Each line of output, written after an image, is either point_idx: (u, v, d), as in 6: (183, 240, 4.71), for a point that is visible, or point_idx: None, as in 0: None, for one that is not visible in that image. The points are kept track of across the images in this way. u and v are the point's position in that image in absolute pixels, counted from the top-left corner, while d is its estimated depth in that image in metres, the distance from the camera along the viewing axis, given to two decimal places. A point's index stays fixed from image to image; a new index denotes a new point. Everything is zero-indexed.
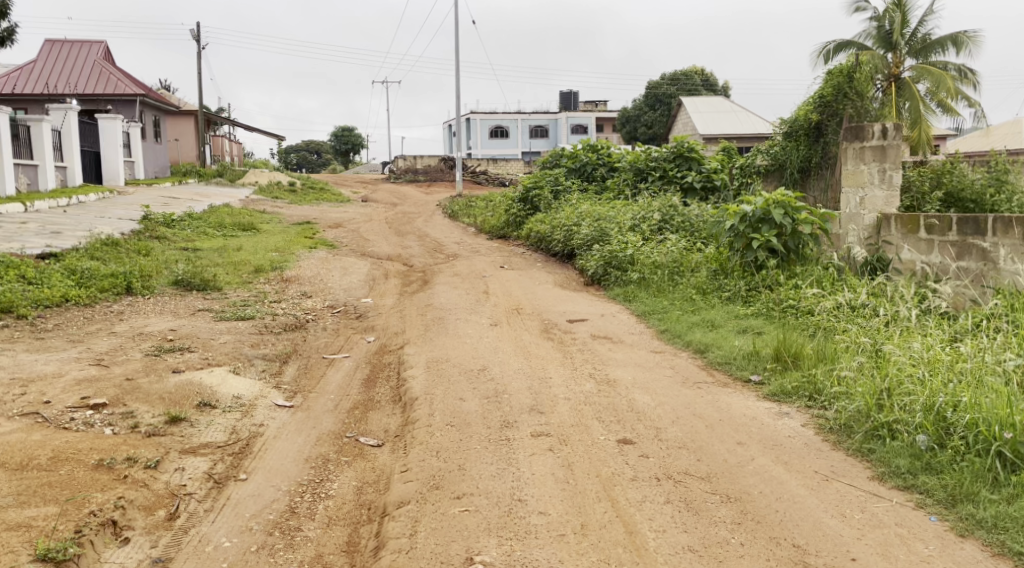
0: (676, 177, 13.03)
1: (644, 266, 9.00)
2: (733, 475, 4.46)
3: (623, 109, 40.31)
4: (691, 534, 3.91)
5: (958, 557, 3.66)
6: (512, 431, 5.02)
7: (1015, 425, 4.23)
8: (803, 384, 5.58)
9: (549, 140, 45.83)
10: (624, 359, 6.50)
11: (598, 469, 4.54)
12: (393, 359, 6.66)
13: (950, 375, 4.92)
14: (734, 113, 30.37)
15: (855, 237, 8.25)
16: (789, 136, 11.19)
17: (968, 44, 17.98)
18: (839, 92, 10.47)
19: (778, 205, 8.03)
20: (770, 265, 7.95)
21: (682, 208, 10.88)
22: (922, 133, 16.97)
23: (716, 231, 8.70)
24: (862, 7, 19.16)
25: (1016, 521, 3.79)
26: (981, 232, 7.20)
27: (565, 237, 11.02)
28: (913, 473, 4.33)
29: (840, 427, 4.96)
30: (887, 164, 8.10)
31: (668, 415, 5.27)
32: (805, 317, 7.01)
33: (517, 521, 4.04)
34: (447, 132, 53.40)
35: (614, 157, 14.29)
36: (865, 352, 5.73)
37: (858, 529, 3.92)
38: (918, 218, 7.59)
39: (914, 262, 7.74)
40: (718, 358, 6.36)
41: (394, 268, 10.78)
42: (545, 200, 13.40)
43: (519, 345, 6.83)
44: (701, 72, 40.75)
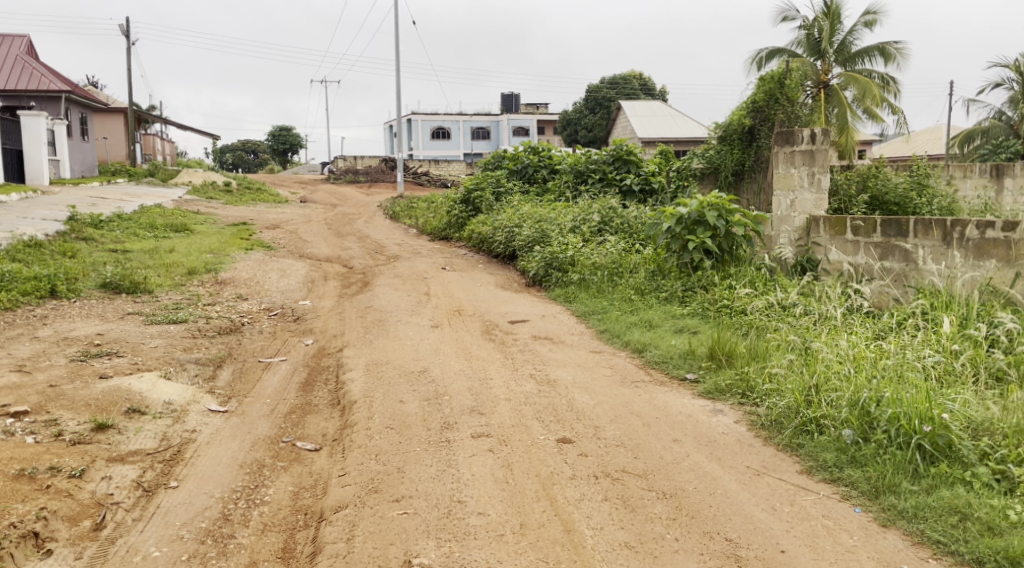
0: (616, 180, 13.17)
1: (584, 267, 9.10)
2: (668, 471, 4.53)
3: (564, 112, 40.56)
4: (629, 531, 3.97)
5: (881, 546, 3.80)
6: (452, 432, 5.02)
7: (934, 419, 4.41)
8: (736, 381, 5.72)
9: (491, 143, 45.93)
10: (565, 359, 6.56)
11: (537, 469, 4.57)
12: (332, 361, 6.59)
13: (874, 371, 5.06)
14: (672, 117, 30.93)
15: (786, 239, 8.47)
16: (723, 140, 11.49)
17: (896, 55, 18.65)
18: (771, 98, 10.80)
19: (712, 207, 8.23)
20: (705, 266, 8.14)
21: (621, 211, 10.98)
22: (849, 139, 17.53)
23: (654, 232, 8.86)
24: (791, 15, 19.70)
25: (935, 511, 3.95)
26: (904, 234, 7.42)
27: (506, 238, 11.05)
28: (839, 466, 4.48)
29: (771, 422, 5.09)
30: (816, 168, 8.38)
31: (606, 414, 5.33)
32: (738, 317, 7.19)
33: (456, 522, 4.04)
34: (389, 133, 52.97)
35: (554, 159, 14.35)
36: (794, 350, 5.88)
37: (788, 521, 4.03)
38: (845, 220, 7.84)
39: (840, 262, 7.99)
40: (656, 358, 6.47)
41: (333, 269, 10.65)
42: (487, 202, 13.42)
43: (460, 347, 6.83)
44: (640, 75, 41.32)
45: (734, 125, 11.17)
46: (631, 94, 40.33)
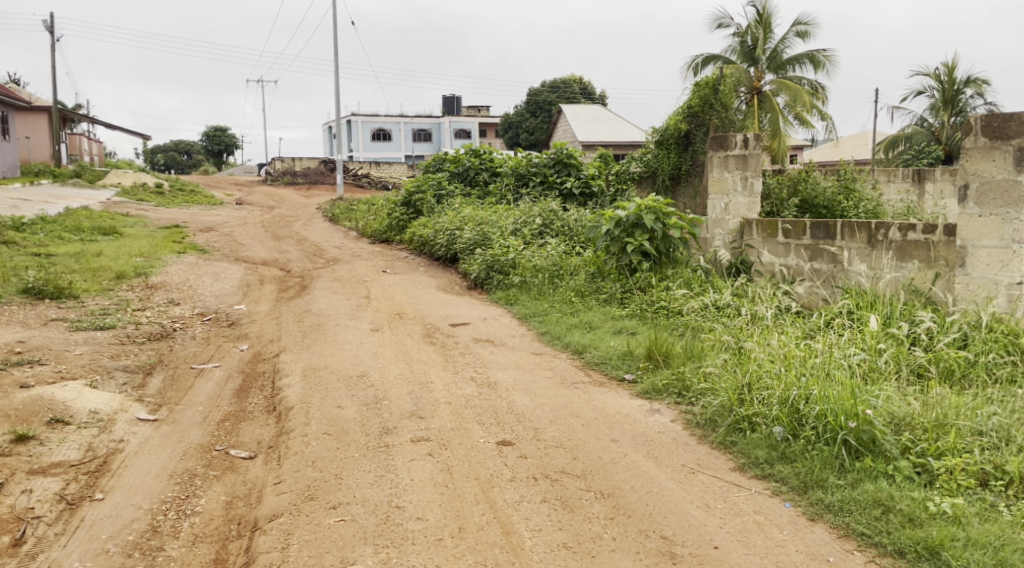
0: (556, 183, 13.27)
1: (526, 269, 9.14)
2: (606, 471, 4.58)
3: (506, 115, 40.62)
4: (567, 531, 4.00)
5: (808, 540, 3.91)
6: (391, 437, 4.98)
7: (859, 415, 4.54)
8: (673, 381, 5.82)
9: (433, 145, 45.73)
10: (505, 361, 6.57)
11: (477, 472, 4.56)
12: (268, 367, 6.47)
13: (803, 369, 5.17)
14: (612, 122, 31.32)
15: (721, 241, 8.77)
16: (660, 144, 11.69)
17: (825, 63, 19.26)
18: (705, 103, 11.01)
19: (650, 210, 8.37)
20: (643, 269, 8.26)
21: (561, 214, 11.05)
22: (781, 144, 18.00)
23: (594, 235, 8.96)
24: (725, 23, 20.17)
25: (859, 503, 4.08)
26: (831, 237, 7.59)
27: (447, 241, 11.01)
28: (770, 463, 4.59)
29: (705, 421, 5.20)
30: (749, 172, 8.58)
31: (546, 416, 5.36)
32: (674, 317, 7.32)
33: (394, 528, 4.01)
34: (327, 135, 52.26)
35: (496, 162, 14.37)
36: (728, 350, 5.99)
37: (720, 518, 4.12)
38: (777, 223, 8.07)
39: (773, 264, 8.22)
40: (595, 359, 6.54)
41: (270, 273, 10.46)
42: (428, 204, 13.35)
43: (400, 350, 6.78)
44: (580, 79, 41.67)
45: (670, 130, 11.38)
46: (571, 97, 40.60)
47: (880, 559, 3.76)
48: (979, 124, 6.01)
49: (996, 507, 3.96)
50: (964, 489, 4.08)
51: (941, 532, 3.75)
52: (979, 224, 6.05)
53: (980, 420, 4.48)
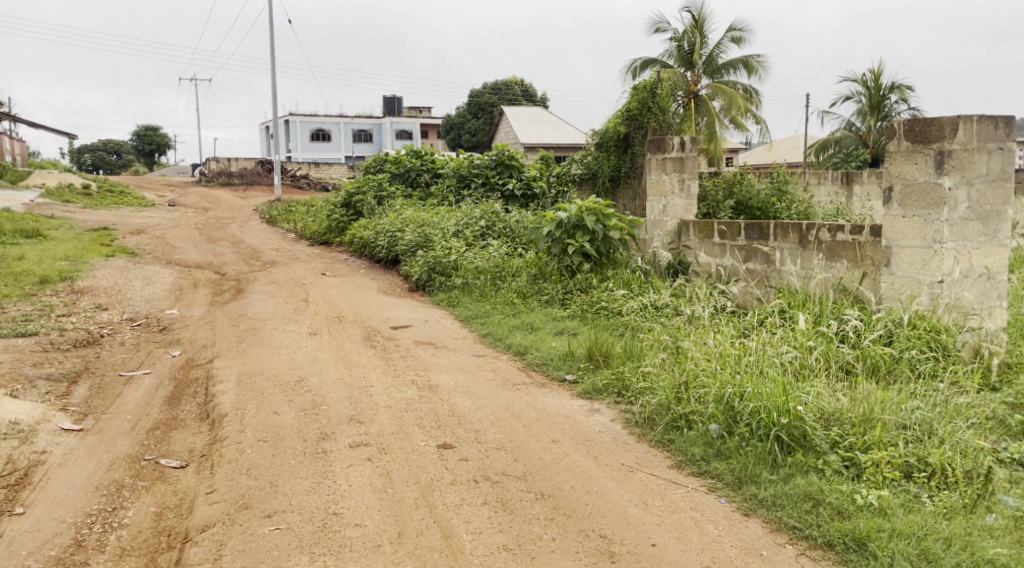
0: (497, 184, 13.28)
1: (467, 271, 9.13)
2: (547, 472, 4.59)
3: (447, 116, 40.49)
4: (507, 533, 3.99)
5: (743, 535, 3.99)
6: (329, 443, 4.90)
7: (791, 411, 4.65)
8: (613, 380, 5.88)
9: (373, 145, 45.33)
10: (447, 363, 6.54)
11: (417, 476, 4.52)
12: (201, 373, 6.30)
13: (738, 368, 5.27)
14: (553, 124, 31.48)
15: (659, 242, 8.93)
16: (600, 146, 11.82)
17: (758, 68, 19.73)
18: (644, 106, 11.16)
19: (591, 212, 8.48)
20: (584, 270, 8.34)
21: (504, 215, 11.06)
22: (717, 147, 18.40)
23: (535, 236, 9.00)
24: (662, 27, 20.47)
25: (791, 497, 4.18)
26: (765, 238, 7.76)
27: (388, 243, 10.90)
28: (707, 460, 4.67)
29: (644, 420, 5.27)
30: (686, 174, 8.76)
31: (487, 418, 5.34)
32: (615, 318, 7.40)
33: (331, 535, 3.95)
34: (265, 134, 51.23)
35: (437, 163, 14.30)
36: (666, 349, 6.07)
37: (658, 515, 4.16)
38: (712, 225, 8.25)
39: (709, 265, 8.40)
40: (536, 360, 6.55)
41: (204, 276, 10.21)
42: (368, 206, 13.20)
43: (339, 354, 6.68)
44: (521, 81, 41.76)
45: (610, 133, 11.51)
46: (513, 99, 40.67)
47: (810, 552, 3.84)
48: (902, 129, 6.20)
49: (919, 498, 4.08)
50: (890, 481, 4.20)
51: (868, 523, 3.85)
52: (903, 225, 6.24)
53: (905, 414, 4.62)
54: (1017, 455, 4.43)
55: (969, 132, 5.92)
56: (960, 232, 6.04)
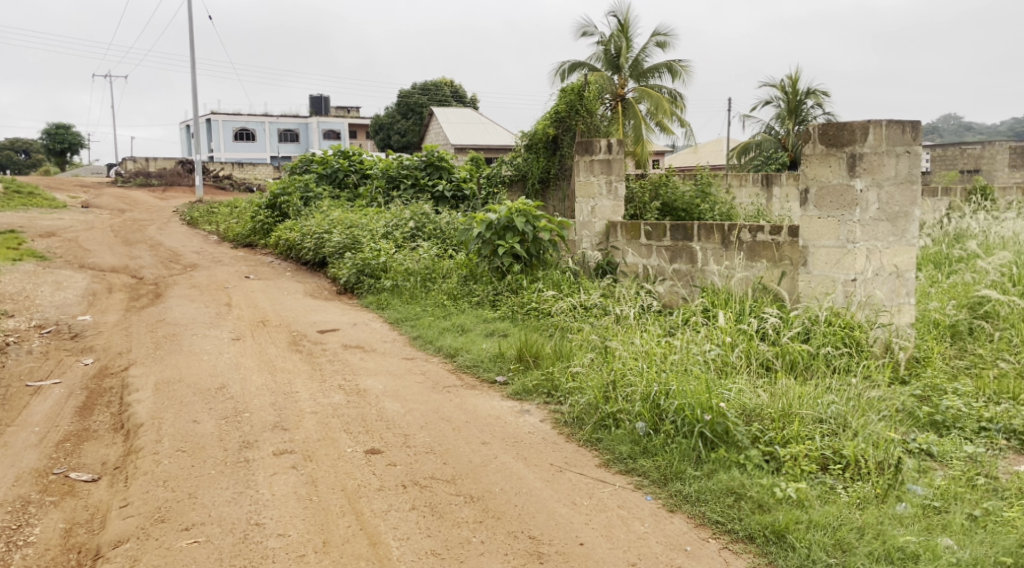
0: (427, 186, 13.21)
1: (397, 273, 9.03)
2: (476, 474, 4.57)
3: (375, 117, 40.07)
4: (435, 538, 3.96)
5: (668, 530, 4.05)
6: (251, 451, 4.77)
7: (713, 408, 4.74)
8: (542, 381, 5.90)
9: (300, 145, 44.55)
10: (375, 367, 6.45)
11: (343, 483, 4.44)
12: (115, 382, 6.05)
13: (663, 366, 5.35)
14: (483, 125, 31.50)
15: (588, 243, 9.04)
16: (529, 148, 11.90)
17: (682, 73, 20.14)
18: (572, 109, 11.27)
19: (520, 214, 8.47)
20: (514, 271, 8.35)
21: (433, 216, 10.99)
22: (644, 149, 18.71)
23: (466, 238, 8.97)
24: (589, 31, 20.72)
25: (714, 492, 4.27)
26: (689, 238, 7.90)
27: (315, 245, 10.69)
28: (633, 457, 4.73)
29: (573, 419, 5.31)
30: (613, 176, 8.93)
31: (417, 421, 5.29)
32: (545, 318, 7.44)
33: (252, 546, 3.84)
34: (186, 133, 49.68)
35: (366, 164, 14.11)
36: (594, 348, 6.13)
37: (586, 514, 4.19)
38: (639, 226, 8.38)
39: (636, 265, 8.53)
40: (467, 362, 6.53)
41: (119, 281, 9.83)
42: (294, 207, 12.92)
43: (263, 360, 6.52)
44: (451, 82, 41.63)
45: (538, 135, 11.57)
46: (443, 100, 40.51)
47: (732, 545, 3.91)
48: (817, 132, 6.41)
49: (835, 489, 4.21)
50: (807, 473, 4.33)
51: (787, 515, 3.94)
52: (818, 225, 6.47)
53: (821, 409, 4.77)
54: (924, 446, 4.63)
55: (879, 136, 6.15)
56: (871, 231, 6.27)
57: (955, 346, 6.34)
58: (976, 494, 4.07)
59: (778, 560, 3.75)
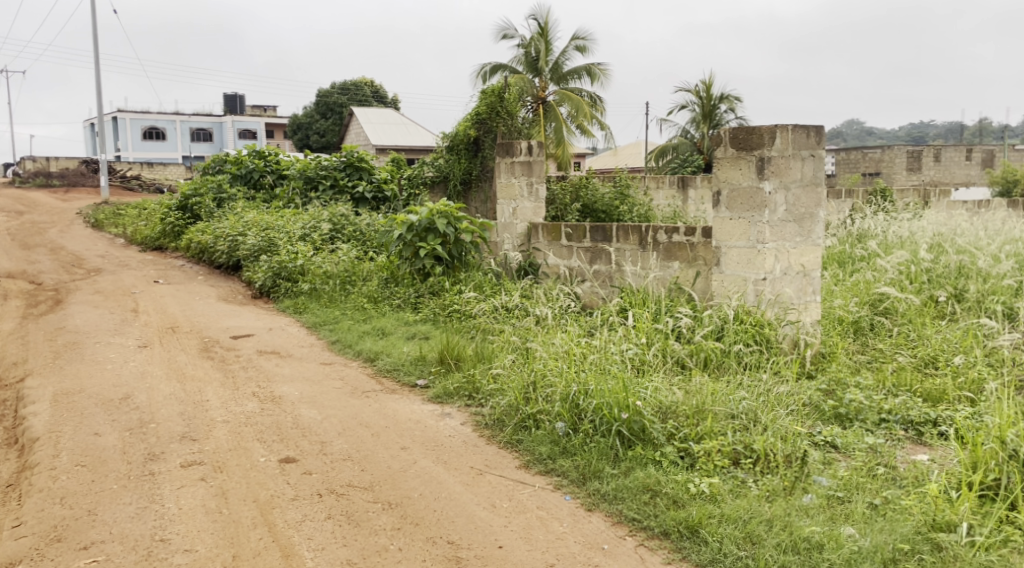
0: (347, 186, 12.95)
1: (315, 276, 8.86)
2: (394, 480, 4.51)
3: (293, 117, 39.24)
4: (351, 547, 3.89)
5: (586, 530, 4.08)
6: (157, 464, 4.59)
7: (631, 406, 4.81)
8: (463, 384, 5.87)
9: (214, 145, 43.28)
10: (291, 373, 6.30)
11: (256, 493, 4.32)
12: (10, 394, 5.73)
13: (582, 366, 5.39)
14: (403, 126, 31.24)
15: (510, 245, 9.07)
16: (450, 150, 11.87)
17: (600, 76, 20.42)
18: (493, 110, 11.30)
19: (441, 215, 8.38)
20: (436, 273, 8.30)
21: (353, 218, 10.83)
22: (565, 152, 18.89)
23: (386, 240, 8.87)
24: (509, 33, 20.81)
25: (631, 490, 4.32)
26: (608, 239, 8.00)
27: (228, 247, 10.38)
28: (553, 458, 4.76)
29: (494, 422, 5.30)
30: (534, 178, 8.96)
31: (333, 428, 5.19)
32: (466, 320, 7.41)
33: (157, 564, 3.69)
34: (90, 131, 47.53)
35: (282, 164, 13.73)
36: (516, 349, 6.14)
37: (505, 517, 4.19)
38: (560, 227, 8.45)
39: (557, 266, 8.60)
40: (387, 366, 6.44)
41: (16, 286, 9.32)
42: (206, 209, 12.51)
43: (171, 368, 6.28)
44: (370, 82, 41.13)
45: (459, 136, 11.56)
46: (363, 100, 40.00)
47: (648, 542, 3.97)
48: (728, 136, 6.60)
49: (746, 483, 4.33)
50: (720, 468, 4.44)
51: (700, 511, 4.02)
52: (730, 226, 6.65)
53: (733, 405, 4.90)
54: (829, 438, 4.81)
55: (785, 140, 6.36)
56: (779, 232, 6.47)
57: (858, 341, 6.61)
58: (876, 484, 4.24)
59: (692, 555, 3.82)
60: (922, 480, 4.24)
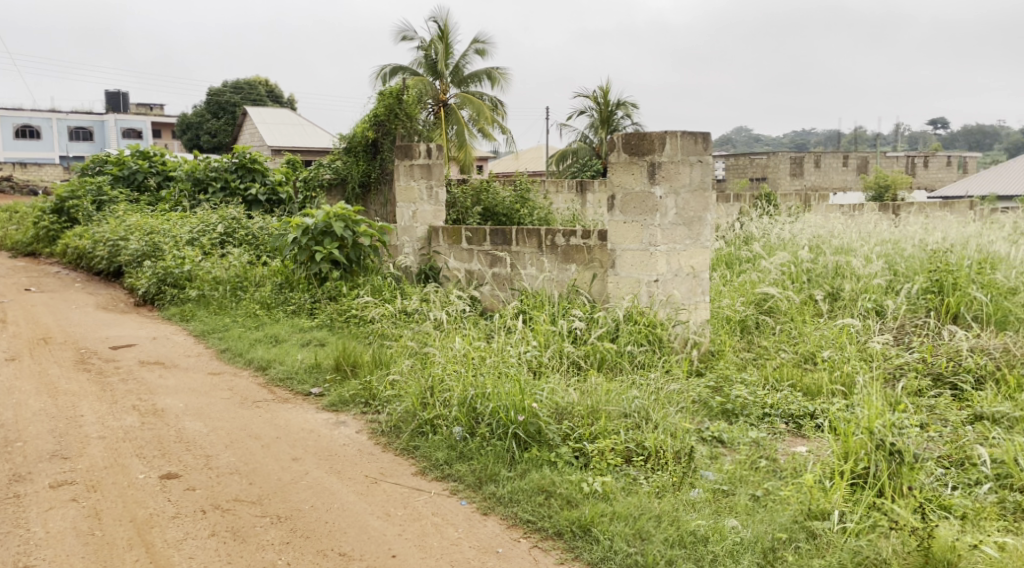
0: (239, 189, 12.47)
1: (204, 282, 8.54)
2: (285, 493, 4.39)
3: (182, 116, 37.72)
4: (236, 565, 3.75)
5: (482, 534, 4.08)
6: (24, 485, 4.30)
7: (527, 409, 4.84)
8: (360, 391, 5.78)
9: (95, 145, 41.14)
10: (175, 384, 6.03)
11: (133, 513, 4.11)
12: None
13: (480, 368, 5.38)
14: (300, 126, 30.53)
15: (410, 248, 8.99)
16: (347, 152, 11.69)
17: (501, 80, 20.55)
18: (390, 112, 11.46)
19: (339, 218, 8.30)
20: (333, 277, 8.14)
21: (245, 221, 10.49)
22: (467, 155, 18.92)
23: (280, 243, 8.64)
24: (409, 35, 20.66)
25: (526, 492, 4.35)
26: (508, 242, 8.02)
27: (109, 253, 9.86)
28: (449, 463, 4.74)
29: (390, 428, 5.24)
30: (433, 181, 8.90)
31: (220, 441, 5.00)
32: (364, 325, 7.29)
33: None
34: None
35: (168, 165, 13.14)
36: (413, 354, 6.08)
37: (399, 525, 4.14)
38: (460, 230, 8.43)
39: (457, 270, 8.58)
40: (279, 374, 6.26)
41: None
42: (85, 212, 11.84)
43: (43, 382, 5.91)
44: (266, 81, 39.98)
45: (358, 138, 11.48)
46: (257, 100, 38.87)
47: (542, 543, 4.00)
48: (621, 141, 6.71)
49: (637, 480, 4.42)
50: (613, 466, 4.52)
51: (592, 510, 4.09)
52: (624, 229, 6.80)
53: (626, 404, 5.01)
54: (716, 433, 4.98)
55: (675, 146, 6.55)
56: (670, 235, 6.67)
57: (744, 339, 6.89)
58: (758, 476, 4.42)
59: (584, 554, 3.88)
60: (800, 471, 4.44)
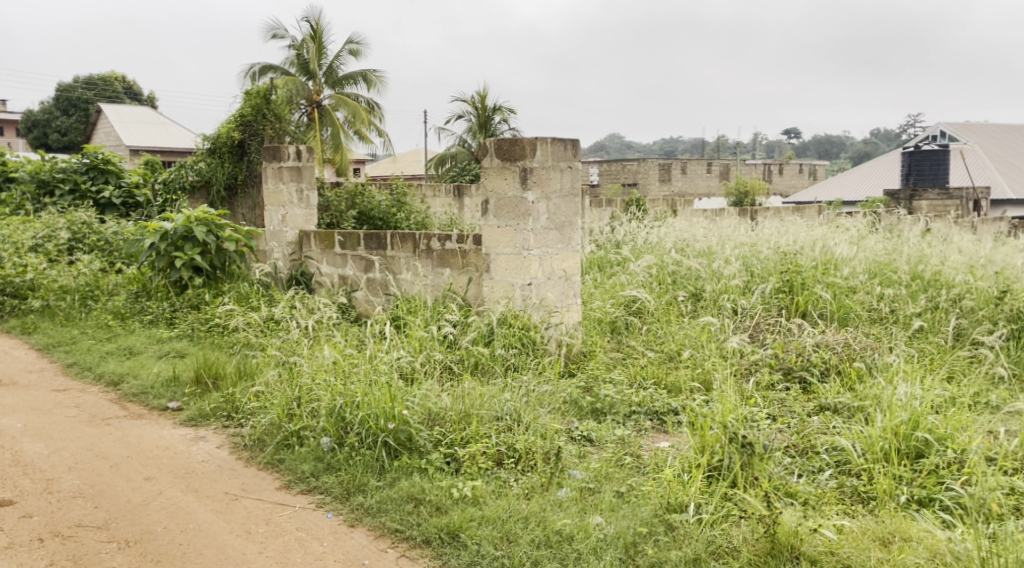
0: (91, 191, 11.71)
1: (48, 292, 7.95)
2: (135, 515, 4.14)
3: (28, 113, 35.07)
4: None
5: (348, 546, 3.99)
6: None
7: (397, 416, 4.77)
8: (222, 404, 5.54)
9: None
10: (13, 404, 5.58)
11: None
12: None
13: (350, 376, 5.27)
14: (162, 126, 29.05)
15: (280, 254, 8.70)
16: (211, 153, 11.20)
17: (376, 82, 20.30)
18: (259, 112, 11.08)
19: (201, 222, 7.92)
20: (194, 285, 7.77)
21: (97, 226, 9.84)
22: (343, 158, 18.58)
23: (135, 250, 8.15)
24: (279, 34, 20.06)
25: (394, 501, 4.29)
26: (383, 247, 7.91)
27: None
28: (316, 475, 4.61)
29: (254, 442, 5.04)
30: (303, 184, 8.61)
31: (64, 463, 4.67)
32: (229, 335, 7.00)
33: None
34: None
35: (9, 165, 12.16)
36: (280, 363, 5.88)
37: (260, 542, 3.99)
38: (333, 235, 8.25)
39: (330, 275, 8.39)
40: (134, 389, 5.91)
41: None
42: None
43: None
44: (123, 78, 37.80)
45: (223, 139, 11.01)
46: (113, 97, 36.68)
47: (409, 552, 3.95)
48: (492, 146, 6.77)
49: (507, 483, 4.45)
50: (484, 470, 4.53)
51: (461, 515, 4.08)
52: (498, 233, 6.85)
53: (498, 407, 5.03)
54: (584, 433, 5.09)
55: (545, 152, 6.66)
56: (543, 239, 6.77)
57: (614, 339, 7.08)
58: (623, 473, 4.54)
59: (451, 560, 3.85)
60: (662, 465, 4.59)
